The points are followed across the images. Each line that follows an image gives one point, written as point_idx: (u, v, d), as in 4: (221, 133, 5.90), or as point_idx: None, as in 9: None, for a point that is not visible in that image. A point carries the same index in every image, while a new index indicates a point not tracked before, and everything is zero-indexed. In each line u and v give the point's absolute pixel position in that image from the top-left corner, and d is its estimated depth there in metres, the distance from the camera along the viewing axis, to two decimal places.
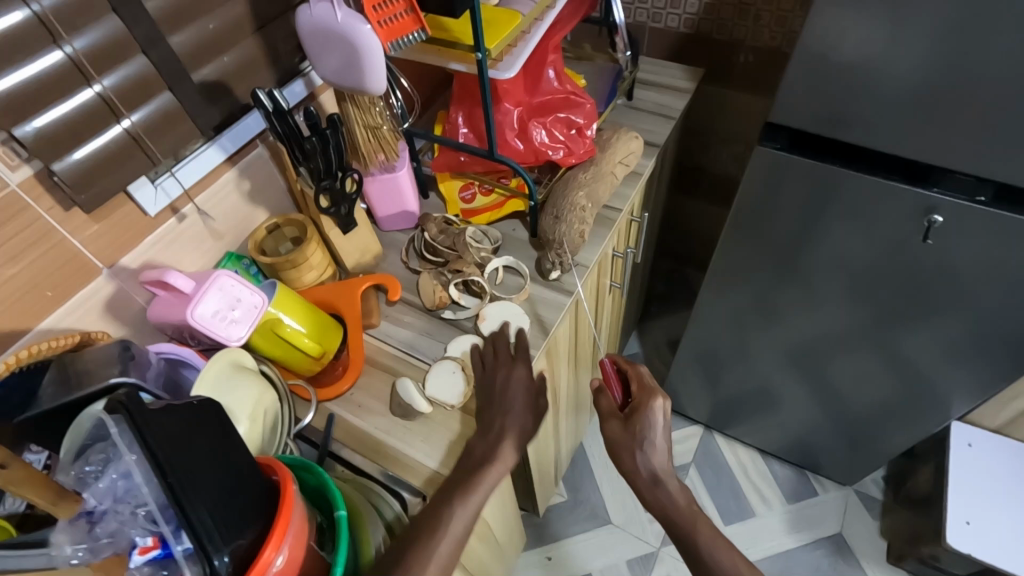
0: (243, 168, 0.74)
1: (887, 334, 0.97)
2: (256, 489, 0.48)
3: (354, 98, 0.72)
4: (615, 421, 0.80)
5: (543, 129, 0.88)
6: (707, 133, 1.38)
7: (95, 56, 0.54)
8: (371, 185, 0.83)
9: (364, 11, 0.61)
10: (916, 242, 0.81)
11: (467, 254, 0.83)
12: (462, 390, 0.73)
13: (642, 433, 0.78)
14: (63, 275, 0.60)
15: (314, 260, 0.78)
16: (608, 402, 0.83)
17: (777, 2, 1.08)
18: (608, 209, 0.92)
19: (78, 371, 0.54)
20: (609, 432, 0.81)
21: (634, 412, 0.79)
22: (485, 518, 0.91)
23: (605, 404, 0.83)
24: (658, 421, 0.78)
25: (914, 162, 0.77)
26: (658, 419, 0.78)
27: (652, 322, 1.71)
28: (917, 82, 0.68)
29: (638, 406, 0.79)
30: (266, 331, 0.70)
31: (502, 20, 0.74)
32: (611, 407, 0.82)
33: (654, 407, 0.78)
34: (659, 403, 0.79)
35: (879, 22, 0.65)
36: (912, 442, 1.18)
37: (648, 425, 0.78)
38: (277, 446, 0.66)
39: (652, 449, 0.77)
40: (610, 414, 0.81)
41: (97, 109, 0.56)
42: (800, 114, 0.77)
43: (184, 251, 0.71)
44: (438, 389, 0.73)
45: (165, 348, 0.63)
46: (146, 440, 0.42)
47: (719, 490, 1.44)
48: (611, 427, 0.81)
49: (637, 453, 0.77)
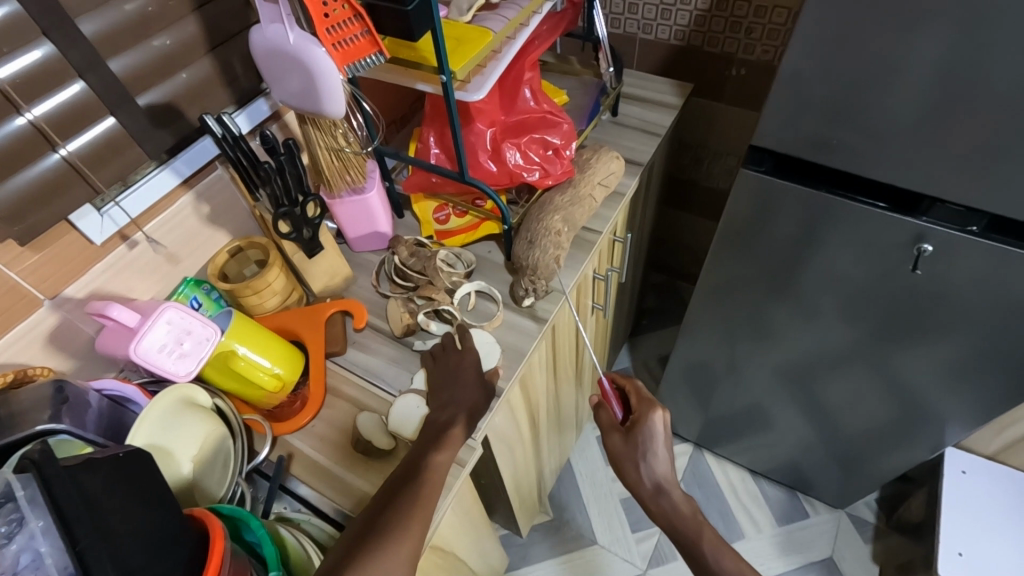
0: (201, 192, 0.72)
1: (876, 361, 0.94)
2: (179, 554, 0.45)
3: (315, 120, 0.70)
4: (616, 434, 0.77)
5: (518, 150, 0.85)
6: (699, 147, 1.34)
7: (26, 85, 0.54)
8: (338, 207, 0.80)
9: (317, 33, 0.58)
10: (905, 271, 0.79)
11: (437, 279, 0.79)
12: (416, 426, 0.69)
13: (643, 445, 0.75)
14: (1, 308, 0.57)
15: (277, 286, 0.75)
16: (609, 415, 0.79)
17: (769, 15, 1.05)
18: (587, 231, 0.89)
19: (6, 413, 0.52)
20: (610, 446, 0.77)
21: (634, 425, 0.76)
22: (456, 550, 0.87)
23: (606, 417, 0.79)
24: (659, 431, 0.75)
25: (903, 190, 0.73)
26: (660, 429, 0.75)
27: (643, 337, 1.68)
28: (903, 109, 0.64)
29: (639, 418, 0.77)
30: (220, 363, 0.67)
31: (471, 38, 0.71)
32: (613, 419, 0.79)
33: (653, 417, 0.76)
34: (659, 414, 0.76)
35: (863, 47, 0.62)
36: (903, 467, 1.15)
37: (648, 437, 0.75)
38: (228, 485, 0.63)
39: (653, 458, 0.74)
40: (611, 427, 0.78)
41: (31, 138, 0.55)
42: (782, 138, 0.74)
43: (137, 277, 0.69)
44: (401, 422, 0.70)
45: (107, 384, 0.61)
46: (57, 501, 0.39)
47: (707, 511, 1.40)
48: (613, 441, 0.77)
49: (640, 463, 0.74)
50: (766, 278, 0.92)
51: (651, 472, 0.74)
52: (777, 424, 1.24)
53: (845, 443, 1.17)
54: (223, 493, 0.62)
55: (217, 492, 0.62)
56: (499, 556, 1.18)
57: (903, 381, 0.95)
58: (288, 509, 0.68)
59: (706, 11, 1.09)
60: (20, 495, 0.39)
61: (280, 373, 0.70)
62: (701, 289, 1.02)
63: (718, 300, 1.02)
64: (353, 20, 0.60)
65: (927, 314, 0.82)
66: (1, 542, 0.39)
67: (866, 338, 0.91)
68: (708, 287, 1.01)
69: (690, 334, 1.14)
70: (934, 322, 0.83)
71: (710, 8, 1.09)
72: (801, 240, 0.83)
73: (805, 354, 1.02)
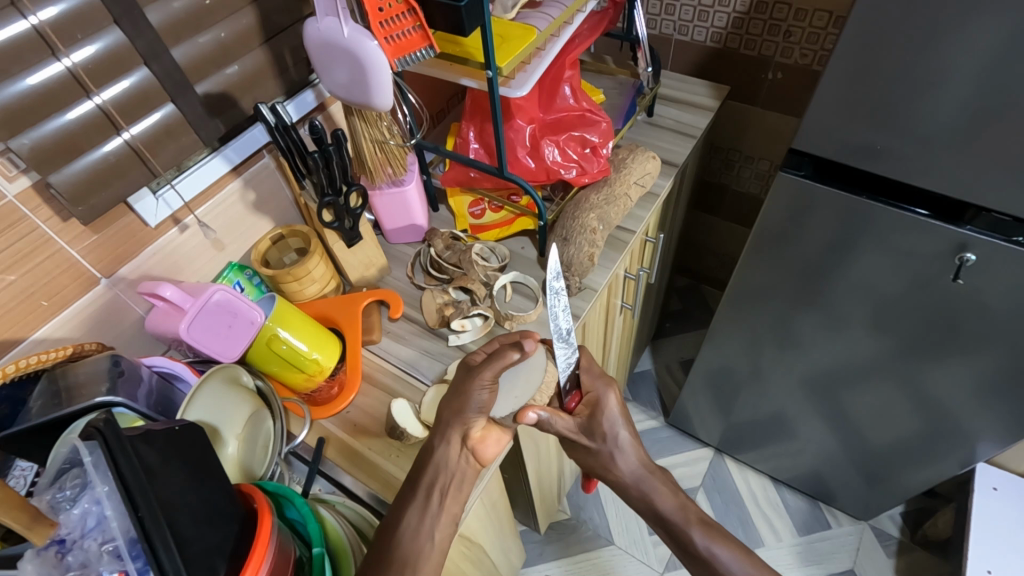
0: (248, 179, 0.75)
1: (911, 371, 0.92)
2: (228, 530, 0.47)
3: (361, 112, 0.71)
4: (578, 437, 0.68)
5: (556, 147, 0.86)
6: (730, 150, 1.33)
7: (96, 70, 0.56)
8: (378, 199, 0.82)
9: (372, 27, 0.59)
10: (945, 280, 0.77)
11: (473, 271, 0.80)
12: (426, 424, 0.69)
13: (608, 431, 0.68)
14: (61, 284, 0.60)
15: (316, 273, 0.77)
16: (562, 422, 0.66)
17: (810, 19, 1.04)
18: (621, 230, 0.89)
19: (65, 385, 0.54)
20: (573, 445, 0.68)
21: (590, 411, 0.68)
22: (479, 542, 0.88)
23: (562, 426, 0.66)
24: (615, 414, 0.68)
25: (947, 198, 0.72)
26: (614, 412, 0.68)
27: (665, 339, 1.67)
28: (950, 118, 0.64)
29: (593, 399, 0.68)
30: (263, 346, 0.69)
31: (516, 35, 0.71)
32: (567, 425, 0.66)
33: (610, 398, 0.68)
34: (615, 394, 0.68)
35: (911, 54, 0.61)
36: (930, 482, 1.13)
37: (609, 422, 0.68)
38: (266, 467, 0.65)
39: (622, 446, 0.68)
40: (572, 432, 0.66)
41: (98, 121, 0.58)
42: (823, 142, 0.74)
43: (186, 261, 0.71)
44: (507, 402, 0.64)
45: (157, 361, 0.64)
46: (120, 469, 0.41)
47: (726, 517, 1.39)
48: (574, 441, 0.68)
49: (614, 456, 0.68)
50: (798, 284, 0.91)
51: (627, 463, 0.69)
52: (801, 433, 1.22)
53: (871, 455, 1.16)
54: (264, 472, 0.64)
55: (259, 471, 0.64)
56: (518, 550, 1.18)
57: (937, 394, 0.94)
58: (324, 490, 0.70)
59: (745, 14, 1.09)
60: (87, 460, 0.42)
61: (319, 359, 0.72)
62: (731, 293, 1.01)
63: (748, 304, 1.01)
64: (407, 14, 0.61)
65: (964, 327, 0.81)
66: (67, 505, 0.43)
67: (897, 349, 0.90)
68: (737, 291, 1.00)
69: (717, 339, 1.13)
70: (971, 335, 0.81)
71: (749, 10, 1.08)
72: (837, 246, 0.83)
73: (834, 363, 1.01)
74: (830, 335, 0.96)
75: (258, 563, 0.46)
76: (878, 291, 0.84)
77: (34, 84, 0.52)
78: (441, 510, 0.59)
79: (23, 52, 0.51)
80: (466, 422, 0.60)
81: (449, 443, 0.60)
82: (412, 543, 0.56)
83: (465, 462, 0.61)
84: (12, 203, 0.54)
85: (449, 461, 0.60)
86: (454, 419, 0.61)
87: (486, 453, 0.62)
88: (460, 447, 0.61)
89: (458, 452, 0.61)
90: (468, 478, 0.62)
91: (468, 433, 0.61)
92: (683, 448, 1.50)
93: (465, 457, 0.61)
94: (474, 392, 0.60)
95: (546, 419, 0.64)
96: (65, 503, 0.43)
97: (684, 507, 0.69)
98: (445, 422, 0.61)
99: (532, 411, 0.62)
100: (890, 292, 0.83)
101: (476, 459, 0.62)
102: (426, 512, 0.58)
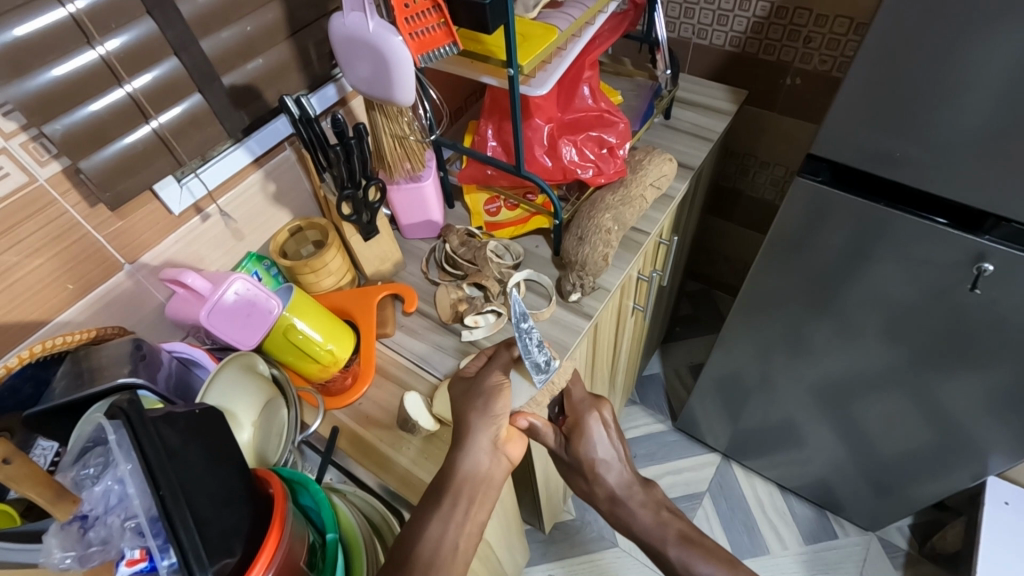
0: (269, 171, 0.76)
1: (924, 382, 0.92)
2: (244, 513, 0.47)
3: (382, 106, 0.72)
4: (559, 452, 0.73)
5: (573, 146, 0.86)
6: (746, 156, 1.33)
7: (127, 59, 0.58)
8: (395, 194, 0.82)
9: (396, 22, 0.61)
10: (962, 290, 0.76)
11: (486, 269, 0.80)
12: (439, 415, 0.70)
13: (586, 454, 0.73)
14: (86, 269, 0.62)
15: (333, 265, 0.78)
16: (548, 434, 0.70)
17: (830, 25, 1.03)
18: (635, 231, 0.89)
19: (89, 367, 0.55)
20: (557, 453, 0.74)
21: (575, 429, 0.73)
22: (486, 539, 0.88)
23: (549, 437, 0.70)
24: (598, 434, 0.73)
25: (966, 208, 0.72)
26: (598, 432, 0.73)
27: (675, 344, 1.67)
28: (973, 126, 0.63)
29: (576, 422, 0.74)
30: (280, 335, 0.69)
31: (537, 35, 0.72)
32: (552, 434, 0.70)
33: (593, 421, 0.74)
34: (596, 418, 0.74)
35: (935, 61, 0.61)
36: (940, 495, 1.12)
37: (588, 445, 0.73)
38: (280, 455, 0.66)
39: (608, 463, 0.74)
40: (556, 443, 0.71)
41: (128, 109, 0.59)
42: (842, 148, 0.74)
43: (206, 249, 0.73)
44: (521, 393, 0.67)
45: (178, 346, 0.65)
46: (142, 447, 0.42)
47: (731, 523, 1.38)
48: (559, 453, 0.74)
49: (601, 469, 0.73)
50: (811, 290, 0.91)
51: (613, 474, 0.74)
52: (809, 440, 1.22)
53: (880, 465, 1.15)
54: (277, 460, 0.65)
55: (272, 459, 0.65)
56: (523, 549, 1.19)
57: (949, 406, 0.93)
58: (335, 480, 0.72)
59: (765, 18, 1.09)
60: (112, 439, 0.43)
61: (334, 349, 0.73)
62: (743, 298, 1.01)
63: (760, 310, 1.01)
64: (431, 11, 0.62)
65: (978, 339, 0.80)
66: (90, 482, 0.45)
67: (910, 359, 0.89)
68: (750, 297, 1.00)
69: (728, 344, 1.13)
70: (985, 347, 0.81)
71: (770, 15, 1.08)
72: (853, 253, 0.82)
73: (846, 372, 1.00)
74: (842, 343, 0.95)
75: (274, 545, 0.47)
76: (893, 299, 0.83)
77: (67, 72, 0.53)
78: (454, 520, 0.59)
79: (59, 40, 0.52)
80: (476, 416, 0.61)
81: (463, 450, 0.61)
82: (424, 549, 0.57)
83: (495, 464, 0.62)
84: (42, 187, 0.56)
85: (458, 467, 0.60)
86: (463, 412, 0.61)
87: (515, 452, 0.65)
88: (491, 449, 0.62)
89: (490, 456, 0.62)
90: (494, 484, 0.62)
91: (497, 436, 0.62)
92: (690, 453, 1.49)
93: (475, 452, 0.61)
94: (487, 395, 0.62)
95: (537, 428, 0.68)
96: (89, 481, 0.45)
97: (661, 524, 0.73)
98: (467, 421, 0.62)
99: (522, 418, 0.67)
100: (905, 301, 0.82)
101: (507, 458, 0.64)
102: (450, 519, 0.58)
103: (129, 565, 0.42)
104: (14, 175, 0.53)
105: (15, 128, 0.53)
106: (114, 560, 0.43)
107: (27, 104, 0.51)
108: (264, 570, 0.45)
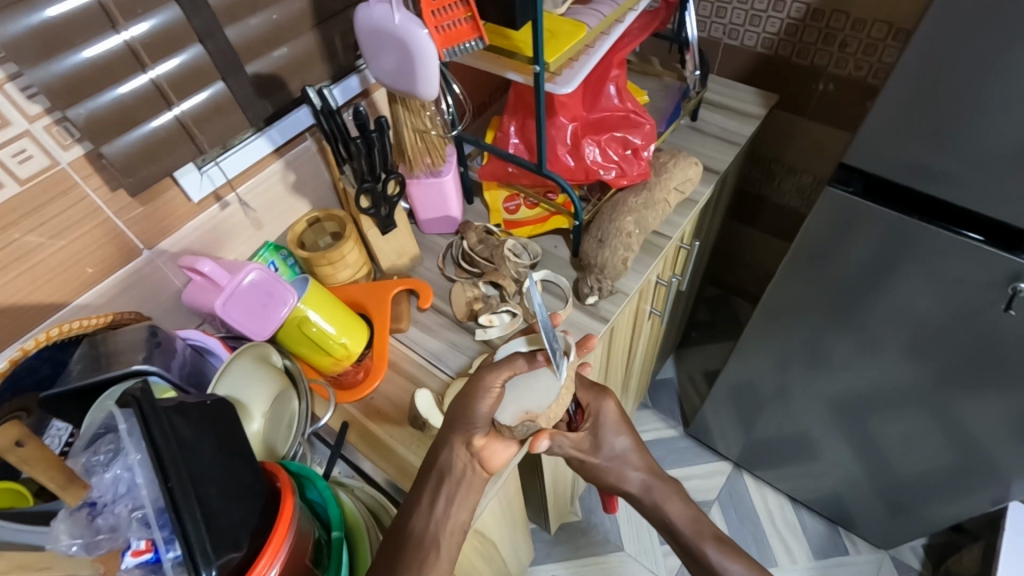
0: (290, 161, 0.76)
1: (947, 401, 0.89)
2: (254, 507, 0.47)
3: (405, 100, 0.71)
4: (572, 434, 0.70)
5: (597, 147, 0.85)
6: (773, 161, 1.30)
7: (152, 45, 0.57)
8: (415, 188, 0.82)
9: (423, 15, 0.59)
10: (995, 310, 0.73)
11: (503, 267, 0.79)
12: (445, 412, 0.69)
13: (611, 434, 0.69)
14: (106, 254, 0.62)
15: (349, 258, 0.77)
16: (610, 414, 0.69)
17: (867, 29, 1.00)
18: (657, 235, 0.87)
19: (105, 351, 0.56)
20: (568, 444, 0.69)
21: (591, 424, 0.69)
22: (491, 538, 0.88)
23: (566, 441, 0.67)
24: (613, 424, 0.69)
25: (1003, 226, 0.69)
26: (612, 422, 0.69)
27: (690, 349, 1.65)
28: (1015, 142, 0.60)
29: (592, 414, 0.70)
30: (293, 327, 0.69)
31: (566, 32, 0.70)
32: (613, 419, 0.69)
33: (609, 408, 0.69)
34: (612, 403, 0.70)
35: (975, 72, 0.58)
36: (959, 517, 1.09)
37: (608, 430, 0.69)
38: (290, 445, 0.66)
39: (627, 457, 0.70)
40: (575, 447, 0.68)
41: (151, 95, 0.59)
42: (874, 159, 0.71)
43: (226, 237, 0.73)
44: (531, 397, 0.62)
45: (192, 334, 0.65)
46: (153, 439, 0.42)
47: (741, 535, 1.36)
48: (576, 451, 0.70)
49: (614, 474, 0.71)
50: (835, 302, 0.89)
51: (633, 480, 0.70)
52: (824, 454, 1.19)
53: (898, 484, 1.12)
54: (286, 452, 0.65)
55: (281, 450, 0.65)
56: (528, 548, 1.18)
57: (972, 429, 0.90)
58: (342, 473, 0.72)
59: (800, 21, 1.06)
60: (122, 427, 0.43)
61: (348, 343, 0.72)
62: (762, 305, 0.99)
63: (781, 320, 0.99)
64: (458, 6, 0.61)
65: (1009, 362, 0.77)
66: (100, 469, 0.45)
67: (934, 377, 0.87)
68: (770, 305, 0.98)
69: (745, 353, 1.11)
70: (1014, 370, 0.77)
71: (805, 17, 1.05)
72: (879, 266, 0.80)
73: (865, 387, 0.97)
74: (865, 357, 0.93)
75: (281, 539, 0.46)
76: (920, 315, 0.81)
77: (91, 57, 0.53)
78: (447, 516, 0.59)
79: (84, 24, 0.52)
80: (466, 430, 0.59)
81: (462, 460, 0.59)
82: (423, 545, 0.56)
83: (472, 469, 0.60)
84: (64, 170, 0.56)
85: (460, 471, 0.59)
86: (460, 420, 0.60)
87: (493, 461, 0.61)
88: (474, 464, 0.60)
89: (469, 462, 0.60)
90: (473, 492, 0.60)
91: (473, 443, 0.59)
92: (701, 460, 1.47)
93: (466, 466, 0.59)
94: (479, 401, 0.59)
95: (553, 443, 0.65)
96: (99, 467, 0.45)
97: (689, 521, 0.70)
98: (449, 429, 0.60)
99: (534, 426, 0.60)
100: (932, 317, 0.80)
101: (483, 466, 0.60)
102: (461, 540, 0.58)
103: (134, 555, 0.42)
104: (38, 158, 0.54)
105: (40, 111, 0.53)
106: (121, 549, 0.43)
107: (52, 86, 0.51)
108: (269, 566, 0.45)
